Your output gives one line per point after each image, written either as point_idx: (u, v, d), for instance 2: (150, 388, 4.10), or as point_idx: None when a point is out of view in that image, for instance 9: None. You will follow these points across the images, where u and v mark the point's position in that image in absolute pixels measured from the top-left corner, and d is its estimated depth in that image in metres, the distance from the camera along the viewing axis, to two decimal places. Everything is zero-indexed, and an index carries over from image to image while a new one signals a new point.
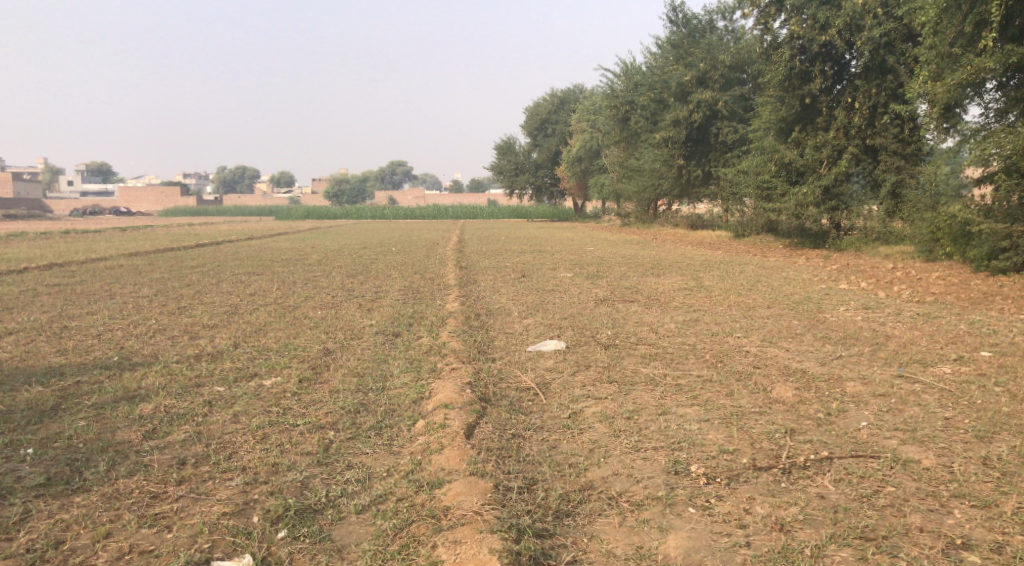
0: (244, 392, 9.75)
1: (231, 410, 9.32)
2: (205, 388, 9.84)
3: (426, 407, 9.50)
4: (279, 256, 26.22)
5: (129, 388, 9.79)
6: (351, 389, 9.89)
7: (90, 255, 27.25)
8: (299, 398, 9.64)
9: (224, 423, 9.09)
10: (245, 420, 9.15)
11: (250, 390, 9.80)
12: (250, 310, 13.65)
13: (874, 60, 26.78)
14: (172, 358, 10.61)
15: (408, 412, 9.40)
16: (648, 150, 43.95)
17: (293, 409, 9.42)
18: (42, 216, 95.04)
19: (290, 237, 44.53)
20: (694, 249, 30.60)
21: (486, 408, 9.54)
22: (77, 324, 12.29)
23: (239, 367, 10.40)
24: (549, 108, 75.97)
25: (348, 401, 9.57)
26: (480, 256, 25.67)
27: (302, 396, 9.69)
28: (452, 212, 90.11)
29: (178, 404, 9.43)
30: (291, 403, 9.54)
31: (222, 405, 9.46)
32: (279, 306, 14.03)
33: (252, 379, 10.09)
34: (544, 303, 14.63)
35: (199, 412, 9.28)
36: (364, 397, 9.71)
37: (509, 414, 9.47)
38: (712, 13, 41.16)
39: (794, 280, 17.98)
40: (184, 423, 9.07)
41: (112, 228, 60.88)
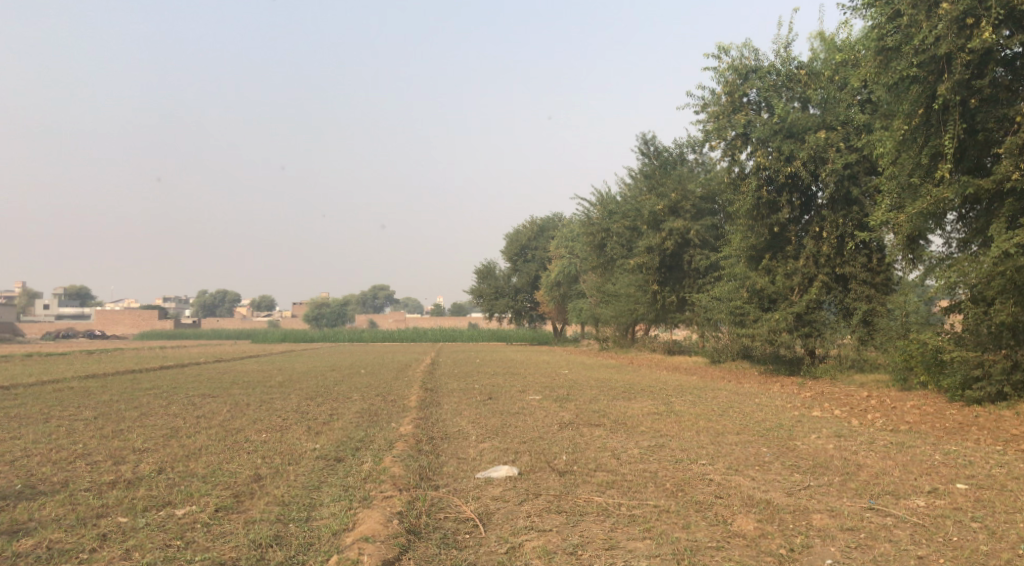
0: (147, 523, 8.93)
1: (124, 545, 8.48)
2: (106, 519, 9.01)
3: (346, 540, 8.70)
4: (241, 379, 25.46)
5: (18, 519, 8.95)
6: (271, 520, 9.09)
7: (46, 378, 26.37)
8: (207, 530, 8.83)
9: (113, 560, 8.23)
10: (139, 555, 8.30)
11: (156, 520, 8.99)
12: (190, 434, 12.90)
13: (839, 191, 27.30)
14: (82, 486, 9.79)
15: (325, 546, 8.60)
16: (623, 276, 44.21)
17: (197, 542, 8.59)
18: (13, 338, 94.08)
19: (260, 359, 43.85)
20: (668, 374, 30.12)
21: (412, 542, 8.77)
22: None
23: (152, 495, 9.60)
24: (528, 235, 77.03)
25: (261, 533, 8.77)
26: (449, 378, 25.05)
27: (211, 527, 8.88)
28: (432, 336, 89.70)
29: (65, 538, 8.57)
30: (196, 535, 8.71)
31: (117, 538, 8.61)
32: (222, 429, 13.29)
33: (163, 508, 9.29)
34: (504, 426, 13.95)
35: (86, 546, 8.43)
36: (282, 529, 8.91)
37: (438, 549, 8.70)
38: (683, 147, 42.40)
39: (767, 407, 17.43)
40: (66, 560, 8.20)
41: (81, 351, 60.06)
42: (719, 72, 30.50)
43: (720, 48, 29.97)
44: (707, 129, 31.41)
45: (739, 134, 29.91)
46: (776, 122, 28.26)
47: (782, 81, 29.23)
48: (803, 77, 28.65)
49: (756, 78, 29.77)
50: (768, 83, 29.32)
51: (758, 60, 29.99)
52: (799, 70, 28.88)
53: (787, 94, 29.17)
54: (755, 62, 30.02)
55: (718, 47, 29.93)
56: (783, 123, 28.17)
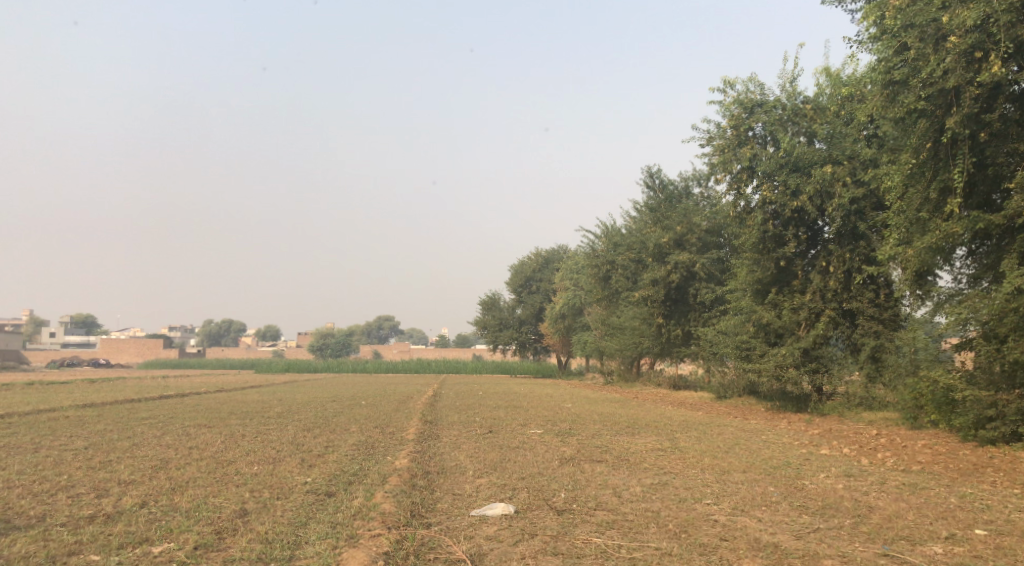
0: (121, 561, 8.55)
1: None
2: (79, 556, 8.63)
3: None
4: (239, 409, 25.12)
5: None
6: (253, 559, 8.72)
7: (43, 406, 26.06)
8: None
9: None
10: None
11: (131, 559, 8.61)
12: (179, 465, 12.58)
13: (846, 225, 27.01)
14: (58, 521, 9.43)
15: None
16: (628, 308, 43.87)
17: None
18: (16, 366, 93.99)
19: (261, 389, 43.49)
20: (673, 410, 29.67)
21: None
22: None
23: (131, 531, 9.23)
24: (533, 266, 76.85)
25: None
26: (450, 410, 24.65)
27: None
28: (436, 367, 89.21)
29: None
30: None
31: None
32: (213, 461, 12.96)
33: (140, 545, 8.92)
34: (503, 461, 13.59)
35: None
36: None
37: None
38: (688, 180, 42.30)
39: (775, 444, 17.00)
40: None
41: (82, 380, 59.84)
42: (724, 106, 30.42)
43: (725, 81, 29.92)
44: (713, 162, 31.26)
45: (744, 168, 29.75)
46: (782, 156, 28.09)
47: (787, 116, 29.11)
48: (809, 112, 28.52)
49: (762, 112, 29.66)
50: (773, 117, 29.20)
51: (764, 93, 29.91)
52: (805, 105, 28.77)
53: (792, 128, 29.03)
54: (761, 96, 29.94)
55: (723, 81, 29.88)
56: (788, 157, 27.99)
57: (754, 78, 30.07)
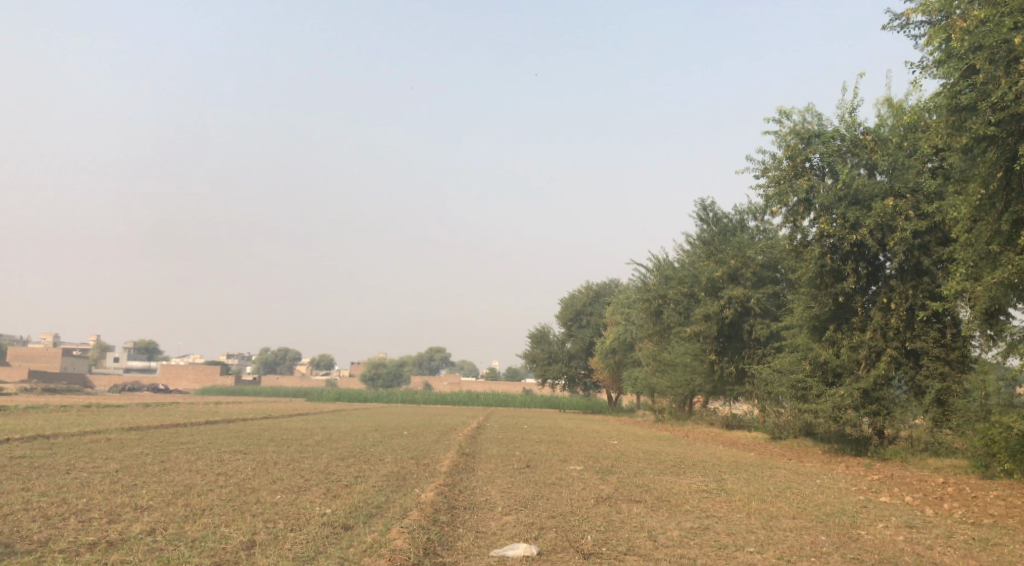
0: None
1: None
2: None
3: None
4: (279, 437, 24.90)
5: None
6: None
7: (88, 429, 26.22)
8: None
9: None
10: None
11: None
12: (199, 492, 12.21)
13: (909, 261, 25.81)
14: (59, 547, 9.08)
15: None
16: (680, 344, 42.84)
17: None
18: (76, 390, 96.33)
19: (307, 417, 43.50)
20: (724, 450, 28.55)
21: None
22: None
23: (130, 561, 8.81)
24: (584, 300, 76.12)
25: None
26: (491, 444, 24.02)
27: None
28: (485, 400, 88.64)
29: None
30: None
31: None
32: (234, 488, 12.56)
33: None
34: (535, 498, 12.91)
35: None
36: None
37: None
38: (743, 214, 41.33)
39: (829, 489, 15.96)
40: None
41: (137, 404, 60.75)
42: (780, 136, 29.59)
43: (782, 111, 29.12)
44: (768, 194, 30.36)
45: (801, 200, 28.80)
46: (840, 188, 27.11)
47: (847, 147, 28.18)
48: (870, 143, 27.52)
49: (820, 142, 28.75)
50: (832, 148, 28.26)
51: (821, 124, 29.02)
52: (865, 136, 27.79)
53: (852, 160, 28.04)
54: (819, 127, 29.05)
55: (779, 111, 29.09)
56: (847, 189, 26.97)
57: (812, 108, 29.22)
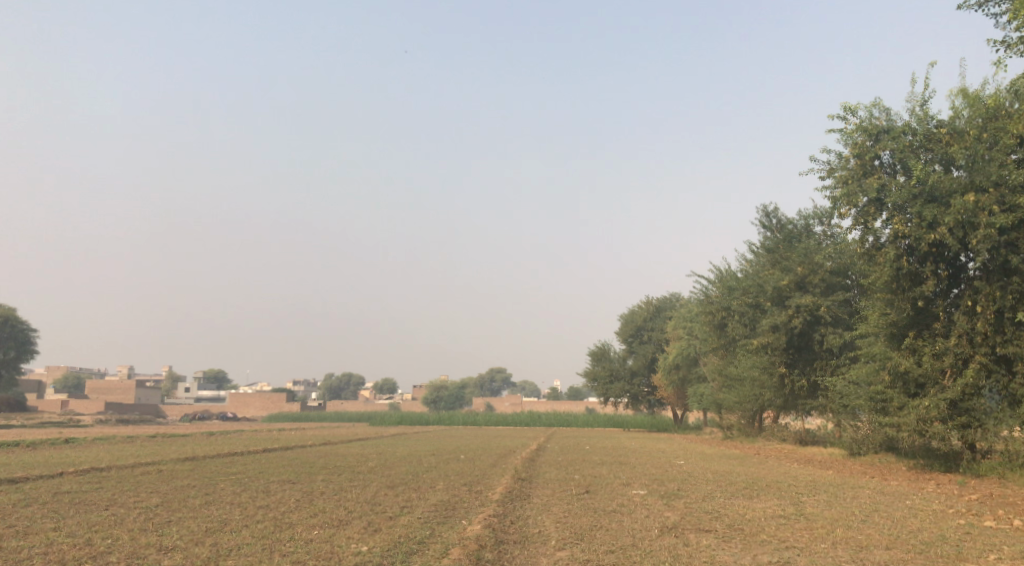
0: None
1: None
2: None
3: None
4: (331, 463, 24.19)
5: None
6: None
7: (141, 460, 25.95)
8: None
9: None
10: None
11: None
12: (234, 531, 11.45)
13: (995, 260, 23.92)
14: None
15: None
16: (746, 357, 41.13)
17: None
18: (147, 420, 98.45)
19: (366, 442, 42.98)
20: (800, 468, 26.87)
21: None
22: (15, 547, 10.47)
23: None
24: (644, 315, 74.52)
25: None
26: (549, 466, 22.92)
27: None
28: (547, 420, 87.33)
29: None
30: None
31: None
32: (270, 526, 11.73)
33: None
34: (594, 529, 11.88)
35: None
36: None
37: None
38: (809, 219, 39.60)
39: (924, 512, 14.44)
40: None
41: (201, 433, 61.19)
42: (846, 134, 28.04)
43: (846, 108, 27.57)
44: (835, 195, 28.74)
45: (872, 200, 27.13)
46: (915, 186, 25.42)
47: (919, 141, 26.53)
48: (944, 137, 25.80)
49: (889, 138, 27.11)
50: (903, 143, 26.61)
51: (890, 119, 27.37)
52: (939, 129, 26.07)
53: (925, 155, 26.34)
54: (887, 122, 27.41)
55: (843, 107, 27.56)
56: (922, 186, 25.28)
57: (879, 103, 27.61)
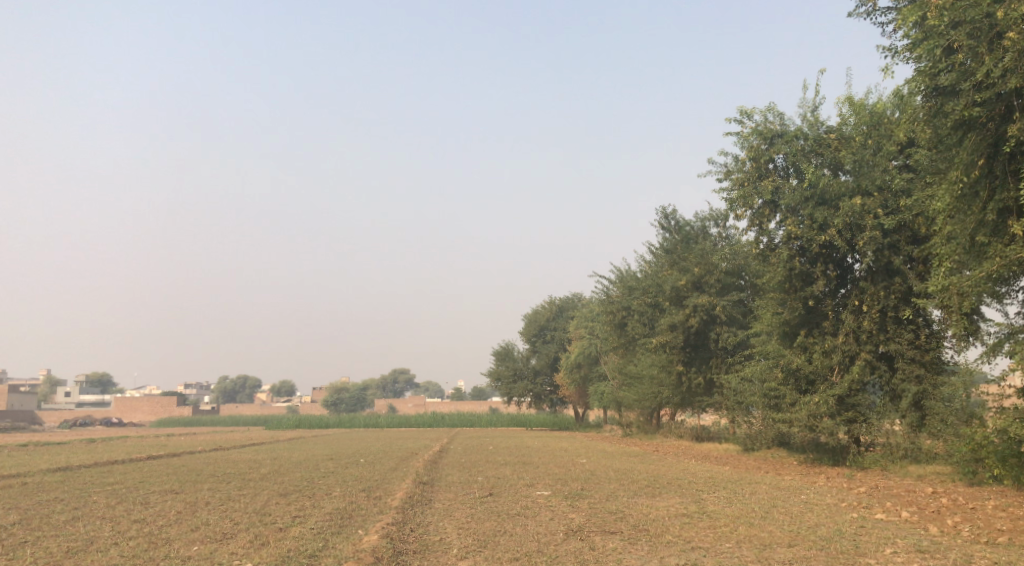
0: None
1: None
2: None
3: None
4: (221, 471, 23.01)
5: None
6: None
7: (12, 471, 24.15)
8: None
9: None
10: None
11: None
12: (98, 555, 10.79)
13: (879, 261, 24.87)
14: None
15: None
16: (645, 356, 41.70)
17: None
18: (23, 427, 93.29)
19: (259, 447, 41.46)
20: (697, 464, 27.27)
21: None
22: None
23: None
24: (547, 315, 74.93)
25: None
26: (451, 469, 22.44)
27: None
28: (450, 421, 86.70)
29: None
30: None
31: None
32: (141, 551, 10.87)
33: None
34: (496, 535, 11.55)
35: None
36: None
37: None
38: (705, 220, 40.49)
39: (818, 507, 14.67)
40: None
41: (82, 440, 58.05)
42: (742, 137, 28.66)
43: (742, 112, 28.18)
44: (731, 197, 29.35)
45: (766, 202, 27.79)
46: (806, 188, 26.18)
47: (810, 146, 27.37)
48: (833, 142, 26.69)
49: (783, 142, 27.86)
50: (795, 147, 27.39)
51: (784, 124, 28.14)
52: (829, 135, 26.96)
53: (816, 160, 27.19)
54: (781, 126, 28.16)
55: (739, 111, 28.15)
56: (813, 189, 26.05)
57: (773, 108, 28.33)
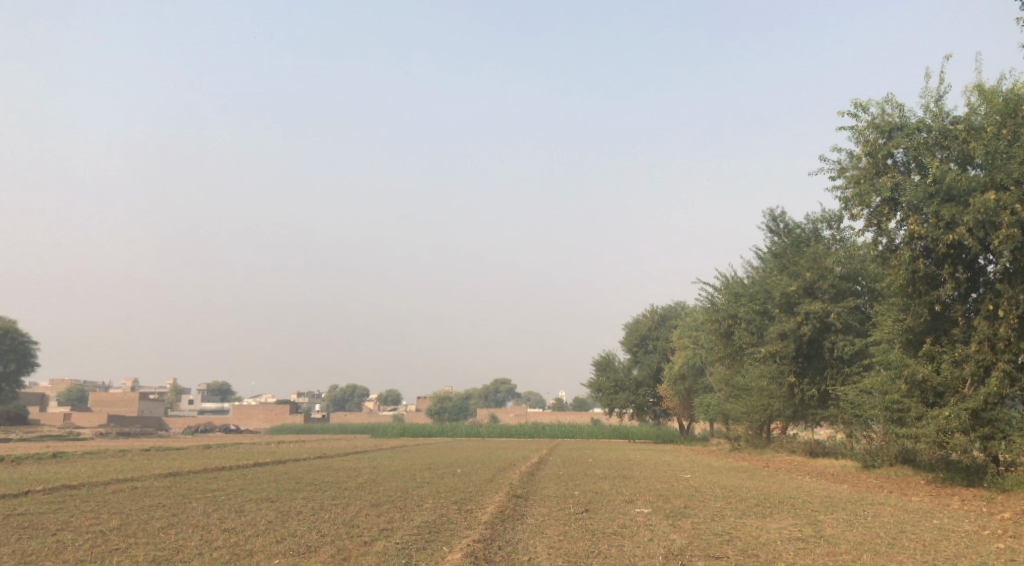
0: None
1: None
2: None
3: None
4: (318, 479, 22.96)
5: None
6: None
7: (121, 476, 24.74)
8: None
9: None
10: None
11: None
12: None
13: (1017, 262, 22.66)
14: None
15: None
16: (754, 367, 39.87)
17: None
18: (146, 432, 98.06)
19: (360, 456, 41.65)
20: (813, 482, 25.52)
21: None
22: None
23: None
24: (649, 325, 73.27)
25: None
26: (548, 482, 21.63)
27: None
28: (551, 432, 85.94)
29: None
30: None
31: None
32: None
33: None
34: (589, 556, 10.73)
35: None
36: None
37: None
38: (817, 223, 38.41)
39: (954, 534, 13.16)
40: None
41: (198, 446, 60.28)
42: (857, 131, 26.84)
43: (857, 104, 26.37)
44: (845, 196, 27.54)
45: (885, 200, 25.89)
46: (931, 185, 24.19)
47: (934, 139, 25.37)
48: (960, 134, 24.60)
49: (903, 135, 25.92)
50: (917, 141, 25.42)
51: (904, 116, 26.19)
52: (955, 126, 24.87)
53: (941, 153, 25.17)
54: (901, 119, 26.22)
55: (854, 104, 26.35)
56: (939, 185, 24.04)
57: (892, 99, 26.41)
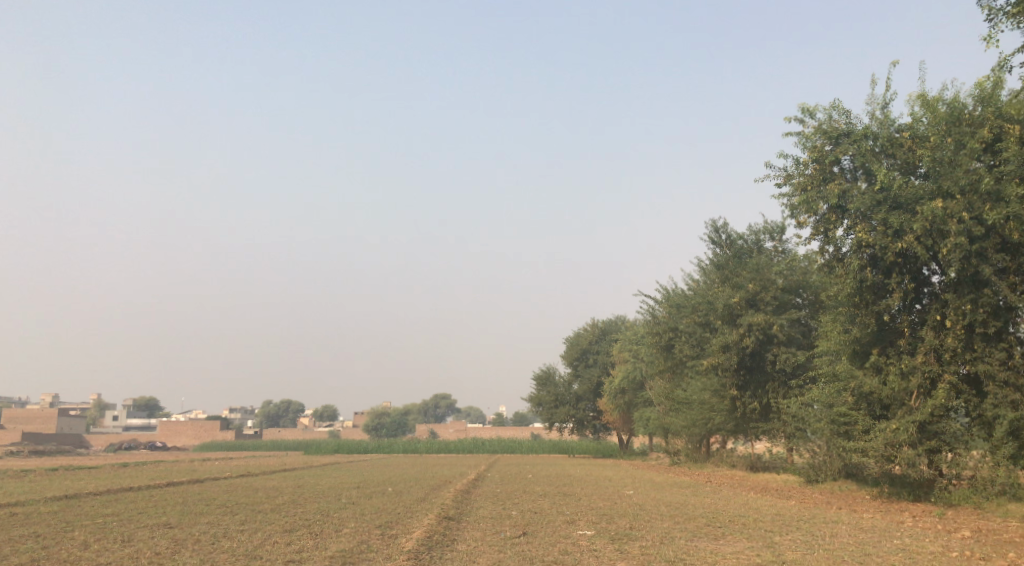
0: None
1: None
2: None
3: None
4: (231, 501, 21.02)
5: None
6: None
7: (8, 499, 22.36)
8: None
9: None
10: None
11: None
12: None
13: (965, 272, 22.10)
14: None
15: None
16: (695, 380, 39.10)
17: None
18: (63, 449, 93.24)
19: (286, 474, 39.37)
20: (758, 498, 24.58)
21: None
22: None
23: None
24: (590, 338, 72.39)
25: None
26: (483, 502, 20.14)
27: None
28: (490, 448, 84.25)
29: None
30: None
31: None
32: None
33: None
34: None
35: None
36: None
37: None
38: (759, 234, 37.89)
39: (924, 557, 12.14)
40: None
41: (111, 464, 56.89)
42: (804, 137, 26.18)
43: (805, 109, 25.76)
44: (792, 203, 26.88)
45: (832, 208, 25.27)
46: (878, 191, 23.57)
47: (881, 146, 24.85)
48: (907, 141, 24.12)
49: (849, 142, 25.37)
50: (864, 147, 24.86)
51: (850, 122, 25.64)
52: (901, 134, 24.38)
53: (887, 161, 24.66)
54: (848, 125, 25.66)
55: (801, 109, 25.73)
56: (886, 192, 23.43)
57: (838, 105, 25.88)
